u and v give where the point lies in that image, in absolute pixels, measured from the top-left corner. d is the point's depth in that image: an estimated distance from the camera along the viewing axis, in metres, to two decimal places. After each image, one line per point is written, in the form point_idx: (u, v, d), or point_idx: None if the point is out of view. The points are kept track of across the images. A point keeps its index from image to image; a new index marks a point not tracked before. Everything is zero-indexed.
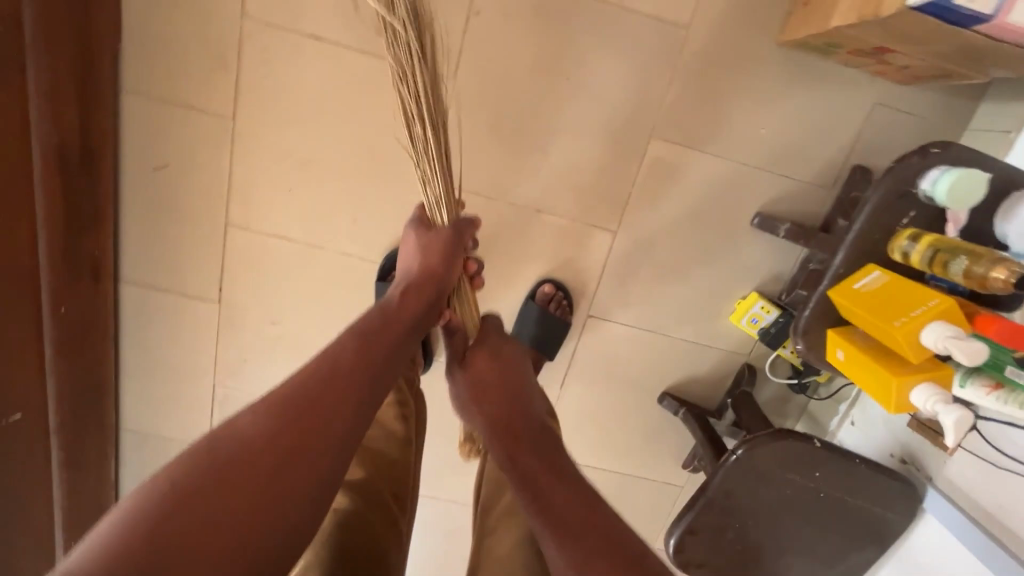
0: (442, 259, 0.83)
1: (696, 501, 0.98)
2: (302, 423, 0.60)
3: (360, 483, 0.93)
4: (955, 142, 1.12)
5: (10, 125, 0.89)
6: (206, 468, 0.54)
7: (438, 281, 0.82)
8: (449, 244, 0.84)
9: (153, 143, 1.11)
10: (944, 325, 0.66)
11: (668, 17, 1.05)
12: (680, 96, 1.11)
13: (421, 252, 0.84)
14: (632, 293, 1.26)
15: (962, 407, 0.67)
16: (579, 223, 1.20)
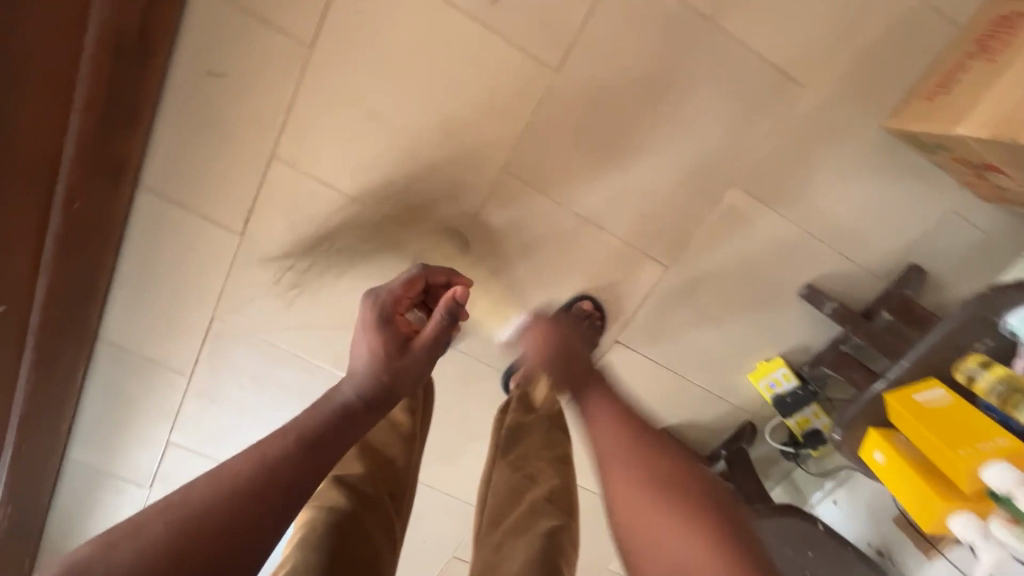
0: (416, 352, 0.88)
1: None
2: (305, 461, 0.64)
3: (358, 479, 0.82)
4: (1008, 267, 1.14)
5: None
6: (218, 491, 0.59)
7: (411, 374, 0.85)
8: (433, 343, 0.90)
9: (216, 48, 0.99)
10: (1008, 469, 0.68)
11: (787, 71, 1.01)
12: (772, 152, 1.08)
13: (387, 349, 0.86)
14: (665, 330, 1.25)
15: (999, 545, 0.71)
16: (634, 250, 1.17)
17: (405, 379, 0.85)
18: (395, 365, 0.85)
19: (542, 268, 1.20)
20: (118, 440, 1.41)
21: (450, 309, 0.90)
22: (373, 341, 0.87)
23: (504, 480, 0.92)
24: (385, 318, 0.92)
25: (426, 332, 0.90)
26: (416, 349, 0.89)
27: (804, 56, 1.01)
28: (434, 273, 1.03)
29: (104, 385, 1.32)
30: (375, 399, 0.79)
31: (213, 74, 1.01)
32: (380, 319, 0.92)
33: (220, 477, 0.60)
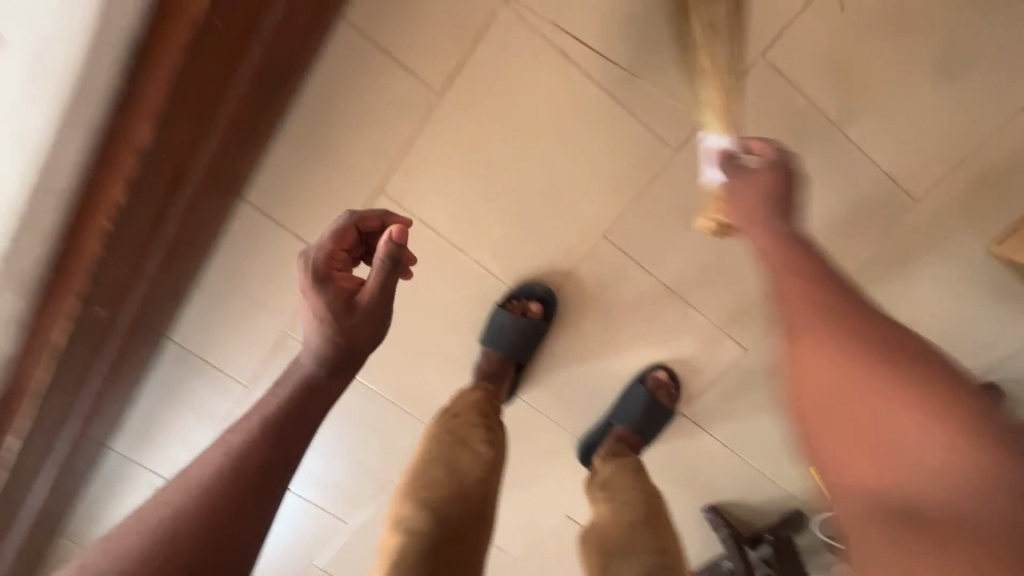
0: (364, 309, 0.68)
1: None
2: (270, 450, 0.57)
3: (439, 502, 0.82)
4: None
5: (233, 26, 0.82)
6: (184, 525, 0.51)
7: (368, 330, 0.68)
8: (385, 301, 0.69)
9: (350, 83, 1.00)
10: None
11: (903, 183, 1.03)
12: (871, 256, 1.09)
13: (327, 313, 0.67)
14: (733, 409, 1.25)
15: None
16: (718, 329, 1.18)
17: (367, 334, 0.68)
18: (338, 322, 0.67)
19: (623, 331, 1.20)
20: (164, 438, 1.40)
21: (386, 254, 0.68)
22: (314, 304, 0.67)
23: (602, 534, 0.96)
24: (320, 279, 0.68)
25: (370, 282, 0.69)
26: (363, 304, 0.69)
27: (921, 172, 1.02)
28: (365, 216, 0.75)
29: (162, 384, 1.31)
30: (340, 367, 0.65)
31: (341, 107, 1.02)
32: (314, 279, 0.68)
33: (180, 493, 0.53)
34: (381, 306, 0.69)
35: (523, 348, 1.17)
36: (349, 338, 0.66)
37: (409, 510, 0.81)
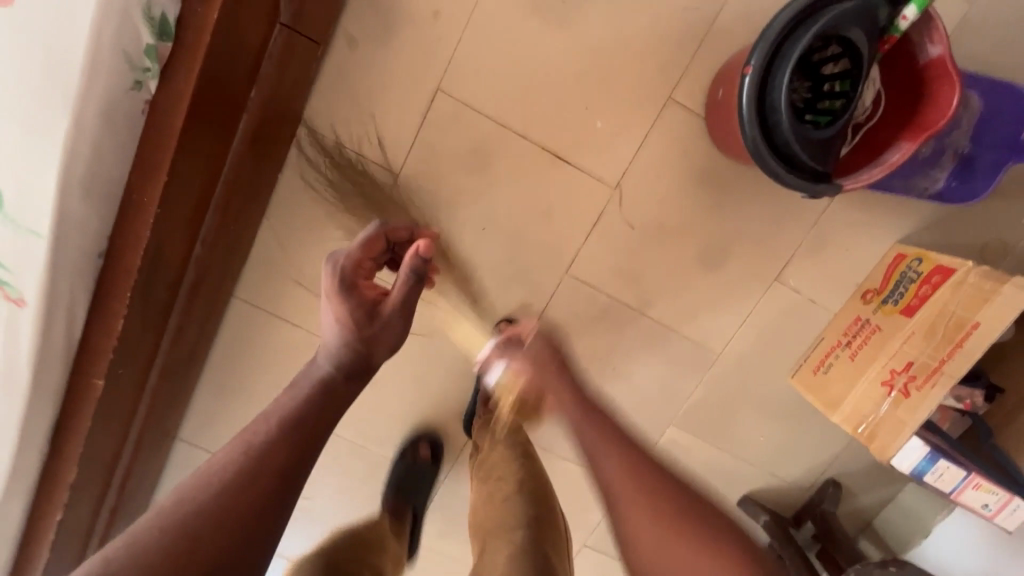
0: (386, 317, 0.75)
1: None
2: (296, 443, 0.62)
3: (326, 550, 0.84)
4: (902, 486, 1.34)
5: (141, 353, 0.98)
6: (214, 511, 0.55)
7: (389, 336, 0.75)
8: (406, 304, 0.75)
9: (246, 341, 1.24)
10: None
11: (706, 342, 1.26)
12: (703, 398, 1.30)
13: (350, 319, 0.73)
14: (626, 533, 1.44)
15: None
16: (596, 474, 1.37)
17: (388, 340, 0.75)
18: (359, 322, 0.73)
19: None
20: None
21: (414, 268, 0.73)
22: (339, 309, 0.73)
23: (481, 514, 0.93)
24: (345, 287, 0.74)
25: (394, 293, 0.75)
26: (385, 312, 0.75)
27: (718, 332, 1.25)
28: (389, 228, 0.83)
29: None
30: (355, 372, 0.72)
31: (243, 359, 1.25)
32: (342, 287, 0.74)
33: (209, 484, 0.57)
34: (404, 307, 0.75)
35: (413, 490, 1.30)
36: (367, 344, 0.73)
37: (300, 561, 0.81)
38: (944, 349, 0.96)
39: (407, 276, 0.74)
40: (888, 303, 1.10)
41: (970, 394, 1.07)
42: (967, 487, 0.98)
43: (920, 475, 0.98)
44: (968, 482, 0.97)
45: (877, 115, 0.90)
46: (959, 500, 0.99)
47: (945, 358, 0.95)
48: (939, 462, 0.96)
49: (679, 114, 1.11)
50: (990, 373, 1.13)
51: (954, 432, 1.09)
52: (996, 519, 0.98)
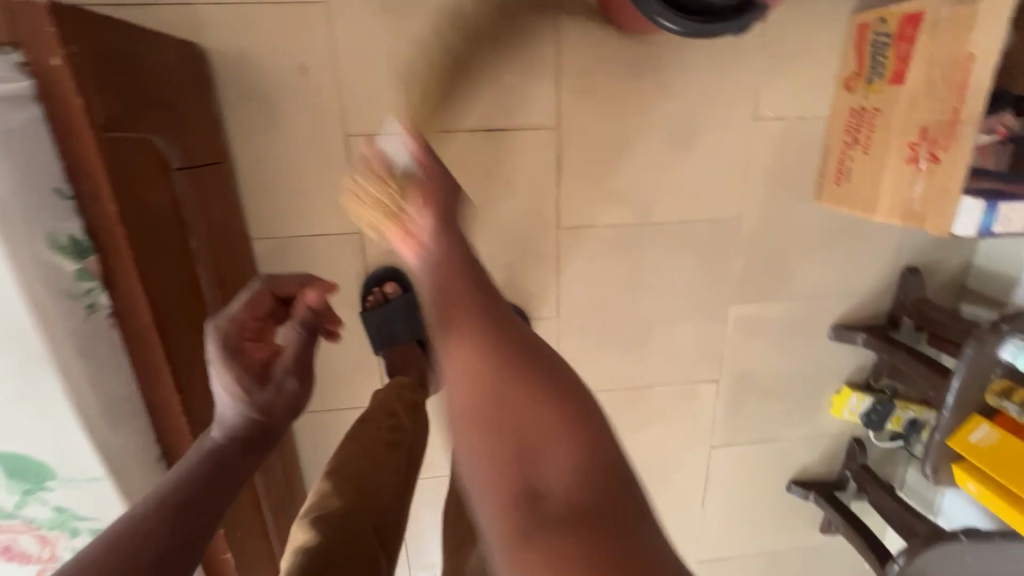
0: (279, 374, 0.75)
1: None
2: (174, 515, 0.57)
3: (343, 512, 0.68)
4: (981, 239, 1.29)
5: (248, 505, 1.04)
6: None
7: (283, 400, 0.75)
8: (298, 364, 0.77)
9: (325, 442, 1.28)
10: None
11: (720, 214, 1.22)
12: (746, 265, 1.27)
13: (245, 383, 0.71)
14: (744, 418, 1.44)
15: None
16: (687, 383, 1.38)
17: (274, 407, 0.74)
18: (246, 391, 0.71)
19: (625, 431, 1.41)
20: None
21: (306, 321, 0.81)
22: (227, 378, 0.70)
23: None
24: (233, 350, 0.71)
25: (289, 347, 0.78)
26: (279, 370, 0.75)
27: (726, 198, 1.20)
28: (282, 283, 0.82)
29: None
30: (248, 441, 0.70)
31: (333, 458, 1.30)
32: (229, 351, 0.71)
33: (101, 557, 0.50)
34: (301, 361, 0.78)
35: None
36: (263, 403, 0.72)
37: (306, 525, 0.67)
38: (951, 95, 0.88)
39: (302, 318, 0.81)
40: (874, 80, 1.03)
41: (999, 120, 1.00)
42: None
43: (987, 229, 0.88)
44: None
45: None
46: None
47: (958, 103, 0.87)
48: (1001, 205, 0.86)
49: (576, 23, 1.04)
50: (1010, 86, 1.05)
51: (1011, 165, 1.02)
52: None
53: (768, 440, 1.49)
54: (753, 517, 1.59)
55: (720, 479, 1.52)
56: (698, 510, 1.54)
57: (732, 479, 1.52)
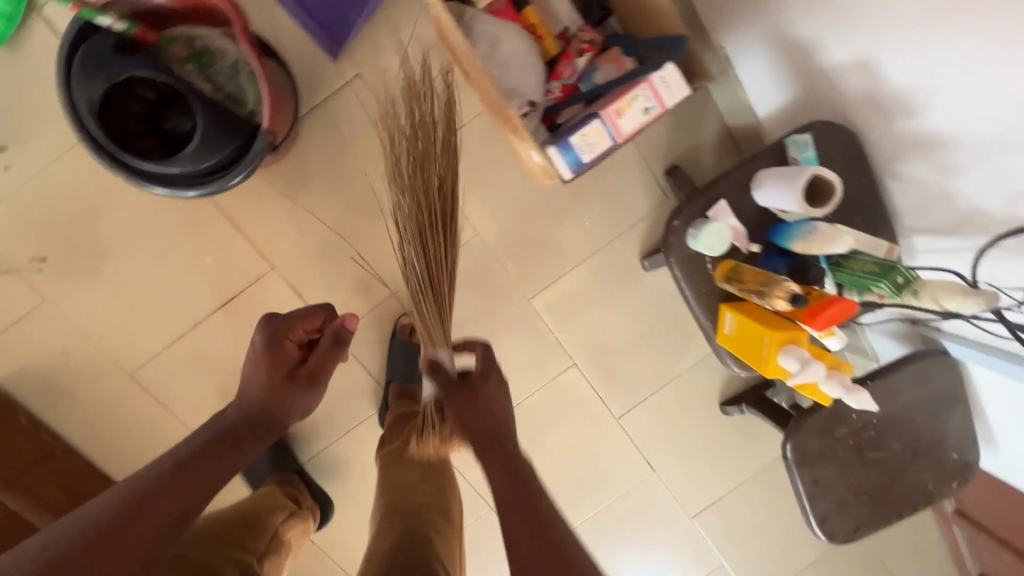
0: (304, 375, 0.91)
1: (803, 494, 1.10)
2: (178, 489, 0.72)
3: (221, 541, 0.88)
4: (713, 104, 1.23)
5: None
6: (84, 542, 0.64)
7: (285, 403, 0.89)
8: (321, 368, 0.92)
9: None
10: (786, 352, 0.79)
11: (458, 240, 1.27)
12: (515, 262, 1.31)
13: (270, 374, 0.89)
14: (627, 377, 1.43)
15: (854, 389, 0.78)
16: (549, 380, 1.40)
17: (298, 404, 0.91)
18: (282, 390, 0.88)
19: (529, 448, 1.45)
20: None
21: (333, 336, 0.93)
22: (260, 362, 0.89)
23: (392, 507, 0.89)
24: (270, 343, 0.90)
25: (317, 353, 0.92)
26: (306, 368, 0.91)
27: None
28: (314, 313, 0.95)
29: None
30: (255, 424, 0.86)
31: None
32: (267, 341, 0.90)
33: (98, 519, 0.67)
34: (311, 381, 0.91)
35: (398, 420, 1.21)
36: (270, 400, 0.88)
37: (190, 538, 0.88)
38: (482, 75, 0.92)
39: (311, 322, 0.95)
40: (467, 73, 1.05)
41: (577, 34, 1.04)
42: (618, 119, 0.87)
43: (578, 163, 0.89)
44: (609, 119, 0.86)
45: (228, 40, 0.92)
46: (633, 132, 0.88)
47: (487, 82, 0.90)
48: (572, 136, 0.87)
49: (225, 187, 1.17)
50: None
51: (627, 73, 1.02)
52: (668, 103, 0.86)
53: (669, 381, 1.45)
54: (713, 451, 1.53)
55: (652, 437, 1.49)
56: (653, 473, 1.52)
57: (663, 431, 1.49)
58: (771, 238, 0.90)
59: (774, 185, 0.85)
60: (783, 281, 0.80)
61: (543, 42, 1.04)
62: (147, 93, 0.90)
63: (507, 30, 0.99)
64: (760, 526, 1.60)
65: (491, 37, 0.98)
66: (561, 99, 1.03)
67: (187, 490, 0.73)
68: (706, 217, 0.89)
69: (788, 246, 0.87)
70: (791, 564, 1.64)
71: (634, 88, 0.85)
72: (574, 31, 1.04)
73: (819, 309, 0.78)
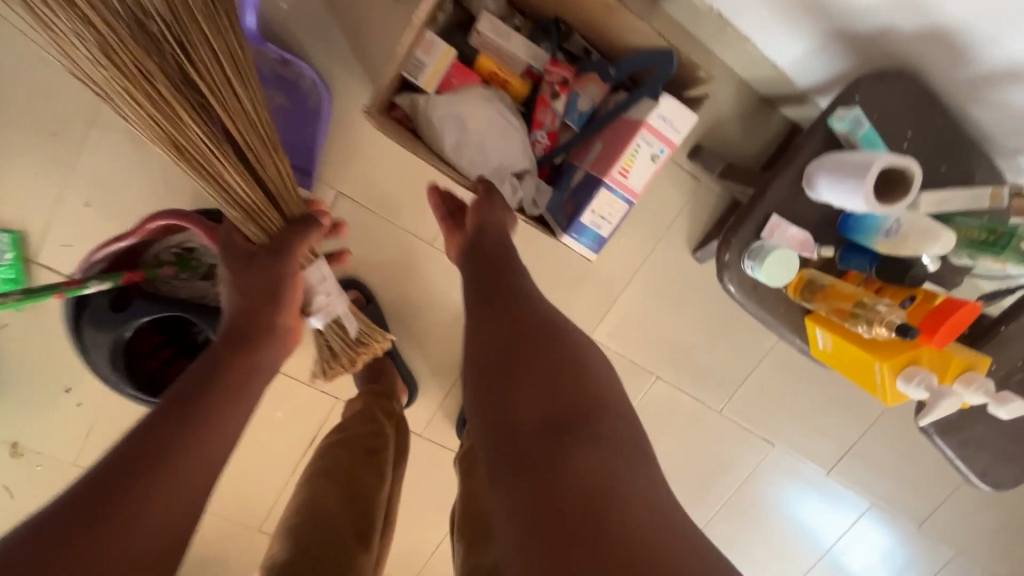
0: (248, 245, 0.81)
1: (954, 459, 0.99)
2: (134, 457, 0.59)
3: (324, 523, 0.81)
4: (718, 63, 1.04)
5: None
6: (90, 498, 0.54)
7: (262, 296, 0.79)
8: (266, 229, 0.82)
9: None
10: (904, 379, 0.69)
11: None
12: (563, 305, 1.23)
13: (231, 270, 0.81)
14: (716, 368, 1.34)
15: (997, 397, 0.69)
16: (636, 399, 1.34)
17: (269, 278, 0.80)
18: (251, 270, 0.79)
19: None
20: None
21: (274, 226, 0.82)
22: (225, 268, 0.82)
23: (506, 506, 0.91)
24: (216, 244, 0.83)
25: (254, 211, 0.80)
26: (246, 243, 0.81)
27: None
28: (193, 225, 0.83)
29: None
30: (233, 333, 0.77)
31: None
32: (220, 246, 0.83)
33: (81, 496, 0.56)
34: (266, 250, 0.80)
35: None
36: (245, 301, 0.79)
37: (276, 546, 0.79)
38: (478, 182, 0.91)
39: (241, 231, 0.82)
40: None
41: (547, 74, 0.91)
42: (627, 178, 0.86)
43: (600, 235, 0.90)
44: (617, 184, 0.86)
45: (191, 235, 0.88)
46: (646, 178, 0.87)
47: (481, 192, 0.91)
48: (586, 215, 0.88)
49: None
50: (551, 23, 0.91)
51: (613, 97, 0.92)
52: (674, 138, 0.84)
53: (761, 357, 1.34)
54: (830, 406, 1.42)
55: (761, 413, 1.40)
56: (773, 446, 1.44)
57: (770, 404, 1.40)
58: (845, 233, 0.78)
59: (835, 186, 0.71)
60: (879, 306, 0.70)
61: (511, 87, 0.92)
62: (157, 343, 0.90)
63: (472, 101, 0.87)
64: (905, 457, 1.49)
65: (454, 122, 0.86)
66: (553, 148, 0.94)
67: (183, 445, 0.62)
68: (761, 243, 0.77)
69: (866, 246, 0.75)
70: (945, 482, 1.54)
71: (633, 150, 0.84)
72: (543, 68, 0.91)
73: (935, 325, 0.69)
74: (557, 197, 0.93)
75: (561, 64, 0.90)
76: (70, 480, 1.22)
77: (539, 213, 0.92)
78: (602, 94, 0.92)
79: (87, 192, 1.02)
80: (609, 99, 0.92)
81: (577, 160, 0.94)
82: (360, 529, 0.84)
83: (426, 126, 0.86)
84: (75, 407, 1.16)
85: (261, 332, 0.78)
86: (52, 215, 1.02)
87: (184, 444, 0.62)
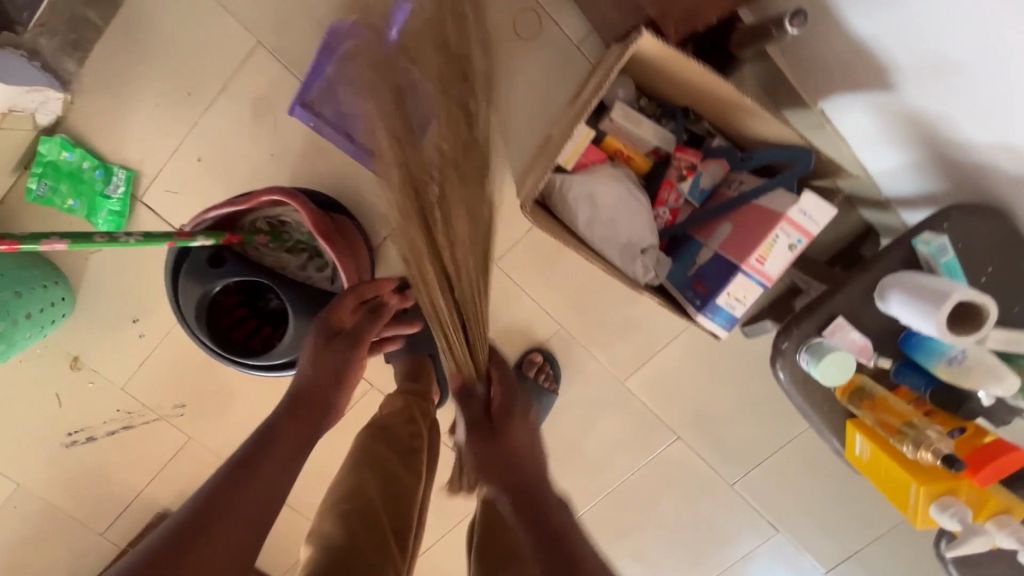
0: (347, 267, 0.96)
1: None
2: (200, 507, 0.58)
3: (368, 506, 0.85)
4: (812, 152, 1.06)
5: None
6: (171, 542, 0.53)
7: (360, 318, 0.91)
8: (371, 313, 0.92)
9: None
10: (940, 506, 0.71)
11: (543, 335, 1.26)
12: (603, 348, 1.27)
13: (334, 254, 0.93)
14: (738, 443, 1.35)
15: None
16: (655, 454, 1.36)
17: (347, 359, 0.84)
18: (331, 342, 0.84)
19: (636, 519, 1.43)
20: None
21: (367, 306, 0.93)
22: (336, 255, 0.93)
23: None
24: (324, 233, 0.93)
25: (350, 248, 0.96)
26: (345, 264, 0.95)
27: (535, 321, 1.25)
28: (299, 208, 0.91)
29: None
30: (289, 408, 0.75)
31: None
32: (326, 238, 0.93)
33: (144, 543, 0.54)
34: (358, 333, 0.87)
35: None
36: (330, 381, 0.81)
37: (323, 523, 0.82)
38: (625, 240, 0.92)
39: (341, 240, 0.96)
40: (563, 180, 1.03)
41: (673, 158, 0.95)
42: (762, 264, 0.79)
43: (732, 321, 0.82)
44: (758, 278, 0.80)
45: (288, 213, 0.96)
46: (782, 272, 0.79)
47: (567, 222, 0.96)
48: (723, 295, 0.81)
49: None
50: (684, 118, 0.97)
51: (741, 181, 0.93)
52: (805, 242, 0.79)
53: (787, 443, 1.34)
54: (844, 509, 1.41)
55: (773, 497, 1.40)
56: (778, 533, 1.43)
57: (785, 493, 1.39)
58: (905, 350, 0.79)
59: (907, 306, 0.73)
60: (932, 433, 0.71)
61: (631, 162, 0.98)
62: (234, 304, 0.96)
63: (600, 180, 0.93)
64: None
65: (587, 198, 0.92)
66: (676, 222, 0.97)
67: (246, 501, 0.61)
68: (823, 341, 0.79)
69: (926, 367, 0.76)
70: None
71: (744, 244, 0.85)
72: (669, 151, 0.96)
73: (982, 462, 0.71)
74: (678, 268, 0.94)
75: (690, 150, 0.94)
76: (116, 405, 1.30)
77: (659, 282, 0.94)
78: (723, 175, 0.96)
79: (200, 149, 1.10)
80: (732, 179, 0.94)
81: (701, 237, 0.93)
82: (396, 527, 0.86)
83: (562, 198, 0.93)
84: (138, 338, 1.25)
85: (314, 409, 0.77)
86: (167, 163, 1.11)
87: (229, 515, 0.58)
